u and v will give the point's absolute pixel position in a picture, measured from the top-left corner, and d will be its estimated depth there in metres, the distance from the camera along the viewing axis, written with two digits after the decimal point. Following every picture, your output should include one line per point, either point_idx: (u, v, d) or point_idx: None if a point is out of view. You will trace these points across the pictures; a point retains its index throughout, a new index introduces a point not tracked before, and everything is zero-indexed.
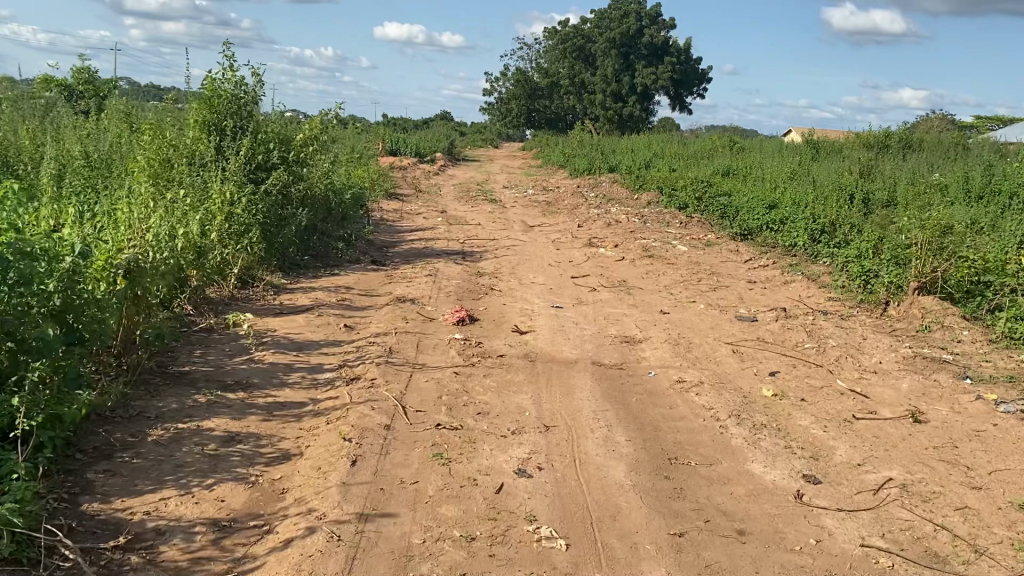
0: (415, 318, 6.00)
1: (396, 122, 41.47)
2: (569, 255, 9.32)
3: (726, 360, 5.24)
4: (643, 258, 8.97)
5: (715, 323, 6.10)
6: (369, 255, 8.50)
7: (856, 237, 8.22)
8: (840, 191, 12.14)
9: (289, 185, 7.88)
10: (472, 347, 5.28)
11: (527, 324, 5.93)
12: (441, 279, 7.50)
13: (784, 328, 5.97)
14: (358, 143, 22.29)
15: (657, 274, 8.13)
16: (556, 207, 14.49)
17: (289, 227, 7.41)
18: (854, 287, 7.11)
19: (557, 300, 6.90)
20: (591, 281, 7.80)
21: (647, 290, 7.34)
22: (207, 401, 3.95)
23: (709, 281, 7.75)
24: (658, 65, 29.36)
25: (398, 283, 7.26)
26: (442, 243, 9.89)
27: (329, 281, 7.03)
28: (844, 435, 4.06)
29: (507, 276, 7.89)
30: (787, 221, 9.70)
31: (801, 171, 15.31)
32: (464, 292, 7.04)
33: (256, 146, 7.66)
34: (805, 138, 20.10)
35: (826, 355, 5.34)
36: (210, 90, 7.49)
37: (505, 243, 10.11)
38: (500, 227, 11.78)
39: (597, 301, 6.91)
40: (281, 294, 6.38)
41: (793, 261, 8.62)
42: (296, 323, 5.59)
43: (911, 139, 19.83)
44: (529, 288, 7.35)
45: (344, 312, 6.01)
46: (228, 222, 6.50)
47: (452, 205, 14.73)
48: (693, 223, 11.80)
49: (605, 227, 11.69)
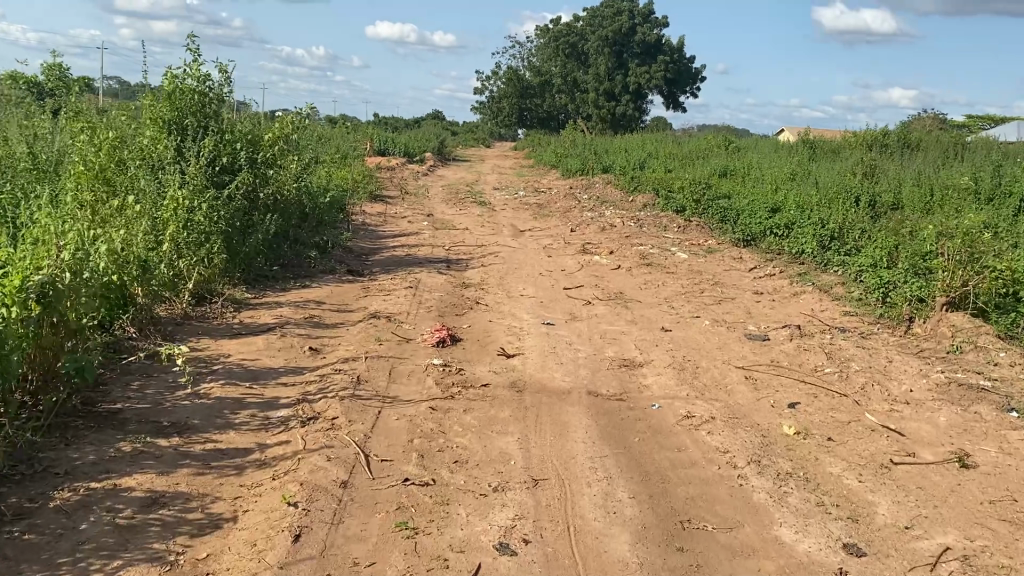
0: (390, 338, 5.39)
1: (386, 121, 40.77)
2: (561, 263, 8.72)
3: (739, 389, 4.63)
4: (641, 266, 8.39)
5: (722, 343, 5.51)
6: (346, 265, 7.88)
7: (869, 245, 7.63)
8: (844, 193, 11.57)
9: (257, 189, 7.29)
10: (452, 373, 4.66)
11: (514, 345, 5.32)
12: (423, 291, 6.89)
13: (799, 348, 5.38)
14: (345, 143, 21.67)
15: (656, 285, 7.54)
16: (547, 210, 13.91)
17: (255, 235, 6.82)
18: (872, 300, 6.52)
19: (549, 315, 6.31)
20: (586, 293, 7.19)
21: (646, 304, 6.75)
22: (133, 451, 3.34)
23: (712, 293, 7.17)
24: (651, 64, 28.79)
25: (374, 296, 6.64)
26: (427, 250, 9.27)
27: (298, 295, 6.42)
28: (884, 486, 3.46)
29: (495, 288, 7.27)
30: (793, 226, 9.13)
31: (802, 172, 14.73)
32: (446, 307, 6.43)
33: (221, 147, 7.09)
34: (802, 139, 19.56)
35: (850, 384, 4.75)
36: (171, 86, 6.95)
37: (494, 249, 9.50)
38: (488, 232, 11.18)
39: (593, 316, 6.31)
40: (241, 311, 5.77)
41: (800, 270, 8.04)
42: (254, 347, 4.97)
43: (910, 138, 19.30)
44: (519, 301, 6.75)
45: (311, 332, 5.39)
46: (186, 230, 5.91)
47: (440, 208, 14.12)
48: (692, 227, 11.22)
49: (599, 232, 11.10)
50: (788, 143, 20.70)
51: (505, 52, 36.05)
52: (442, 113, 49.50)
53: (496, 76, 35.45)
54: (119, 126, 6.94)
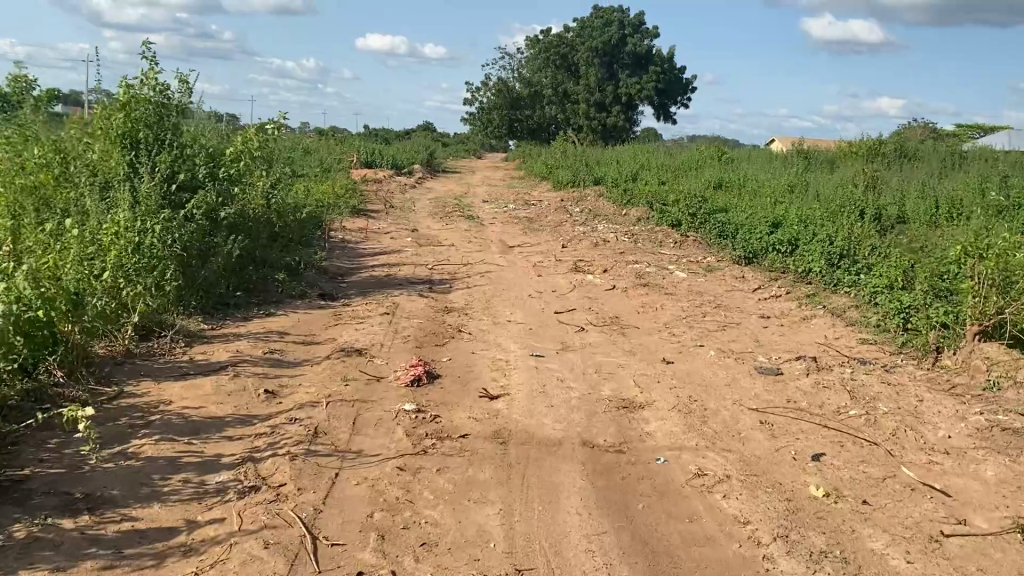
0: (358, 376, 4.79)
1: (376, 133, 40.29)
2: (551, 283, 8.14)
3: (754, 437, 4.06)
4: (637, 286, 7.82)
5: (732, 378, 4.93)
6: (318, 288, 7.29)
7: (883, 264, 7.06)
8: (847, 206, 11.05)
9: (219, 208, 6.69)
10: (426, 421, 4.06)
11: (498, 384, 4.72)
12: (400, 317, 6.30)
13: (818, 386, 4.79)
14: (331, 156, 21.12)
15: (654, 308, 6.97)
16: (538, 224, 13.35)
17: (214, 259, 6.22)
18: (891, 326, 5.95)
19: (538, 345, 5.71)
20: (579, 318, 6.60)
21: (644, 331, 6.17)
22: (28, 537, 2.75)
23: (715, 317, 6.60)
24: (641, 75, 28.36)
25: (346, 324, 6.04)
26: (408, 270, 8.67)
27: (261, 325, 5.82)
28: (937, 569, 2.89)
29: (479, 313, 6.68)
30: (797, 242, 8.58)
31: (800, 185, 14.20)
32: (425, 336, 5.82)
33: (180, 163, 6.51)
34: (797, 151, 19.10)
35: (879, 430, 4.17)
36: (126, 96, 6.32)
37: (480, 268, 8.91)
38: (475, 248, 10.61)
39: (587, 346, 5.72)
40: (193, 346, 5.17)
41: (808, 290, 7.48)
42: (201, 390, 4.37)
43: (908, 148, 18.85)
44: (505, 329, 6.15)
45: (269, 372, 4.80)
46: (135, 257, 5.31)
47: (426, 222, 13.56)
48: (688, 243, 10.67)
49: (591, 248, 10.54)
50: (783, 153, 20.25)
51: (495, 64, 35.61)
52: (432, 125, 48.97)
53: (486, 88, 34.98)
54: (67, 141, 6.33)
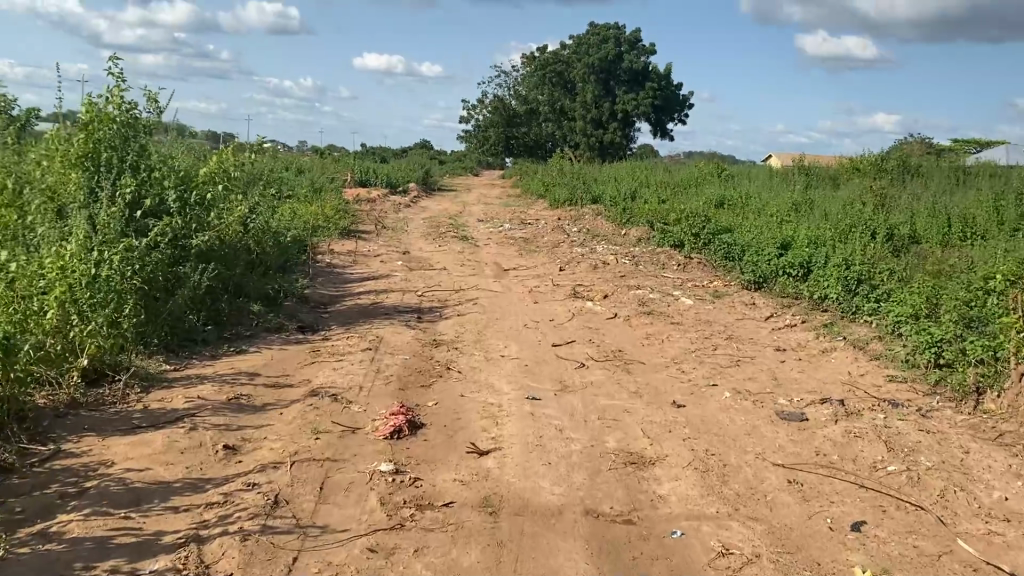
0: (332, 427, 4.26)
1: (372, 151, 39.96)
2: (549, 311, 7.63)
3: (783, 502, 3.53)
4: (641, 314, 7.31)
5: (751, 427, 4.41)
6: (297, 319, 6.77)
7: (906, 291, 6.57)
8: (857, 226, 10.57)
9: (188, 235, 6.15)
10: (403, 486, 3.53)
11: (489, 435, 4.19)
12: (384, 353, 5.77)
13: (849, 435, 4.26)
14: (324, 175, 20.66)
15: (660, 339, 6.45)
16: (535, 245, 12.87)
17: (181, 291, 5.69)
18: (921, 362, 5.43)
19: (534, 385, 5.18)
20: (578, 352, 6.07)
21: (650, 367, 5.65)
22: None
23: (727, 351, 6.08)
24: (638, 91, 27.98)
25: (324, 362, 5.51)
26: (395, 297, 8.14)
27: (229, 365, 5.29)
28: None
29: (470, 346, 6.16)
30: (810, 265, 8.08)
31: (805, 204, 13.71)
32: (410, 376, 5.29)
33: (146, 187, 5.99)
34: (799, 168, 18.68)
35: (926, 490, 3.65)
36: (87, 116, 5.81)
37: (473, 294, 8.39)
38: (469, 272, 10.10)
39: (588, 386, 5.19)
40: (150, 392, 4.62)
41: (824, 319, 6.98)
42: (149, 447, 3.82)
43: (912, 162, 18.42)
44: (498, 365, 5.61)
45: (231, 423, 4.26)
46: (86, 293, 4.78)
47: (418, 243, 13.07)
48: (692, 265, 10.17)
49: (590, 271, 10.03)
50: (783, 169, 19.83)
51: (491, 81, 35.30)
52: (430, 143, 48.66)
53: (482, 105, 34.58)
54: (22, 165, 5.81)
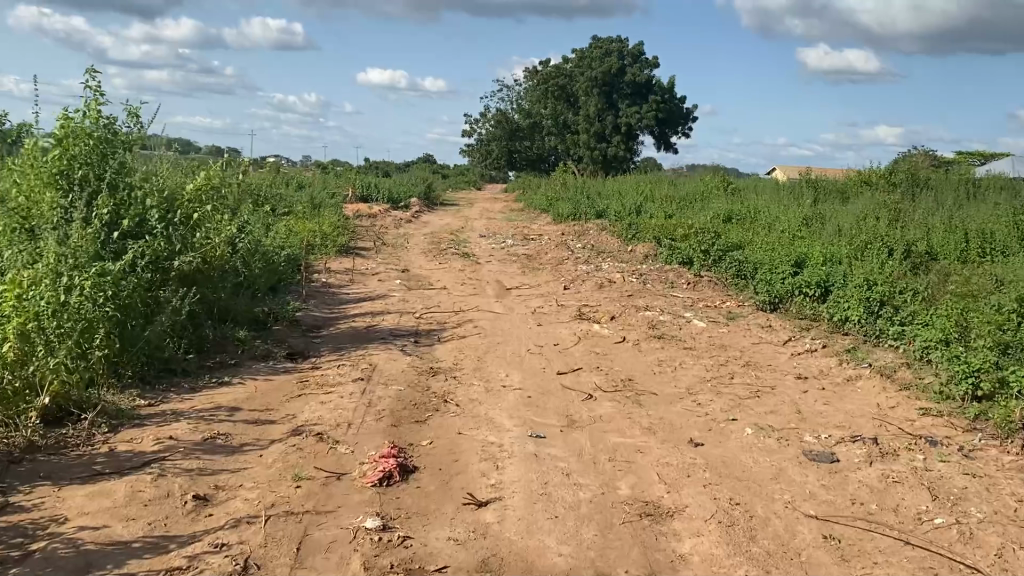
0: (316, 472, 3.86)
1: (375, 166, 39.73)
2: (553, 334, 7.22)
3: (821, 563, 3.13)
4: (651, 338, 6.90)
5: (778, 471, 4.00)
6: (286, 345, 6.38)
7: (933, 313, 6.16)
8: (871, 242, 10.18)
9: (170, 256, 5.76)
10: (391, 547, 3.13)
11: (489, 482, 3.79)
12: (377, 384, 5.37)
13: (887, 480, 3.86)
14: (323, 190, 20.32)
15: (673, 367, 6.04)
16: (538, 262, 12.47)
17: (159, 318, 5.30)
18: (956, 393, 5.02)
19: (538, 420, 4.78)
20: (585, 381, 5.67)
21: (663, 399, 5.25)
22: None
23: (745, 381, 5.67)
24: (642, 104, 27.62)
25: (312, 395, 5.11)
26: (392, 319, 7.75)
27: (209, 399, 4.90)
28: None
29: (470, 375, 5.76)
30: (827, 285, 7.68)
31: (815, 220, 13.32)
32: (403, 411, 4.89)
33: (126, 206, 5.61)
34: (806, 182, 18.28)
35: (981, 548, 3.24)
36: (61, 131, 5.42)
37: (473, 316, 8.00)
38: (470, 291, 9.71)
39: (597, 421, 4.79)
40: (118, 433, 4.22)
41: (846, 344, 6.57)
42: (109, 499, 3.42)
43: (922, 175, 18.01)
44: (499, 397, 5.21)
45: (204, 468, 3.86)
46: (50, 323, 4.40)
47: (418, 261, 12.69)
48: (702, 283, 9.77)
49: (596, 290, 9.64)
50: (790, 182, 19.43)
51: (493, 95, 35.03)
52: (432, 157, 48.41)
53: (484, 119, 34.30)
54: None
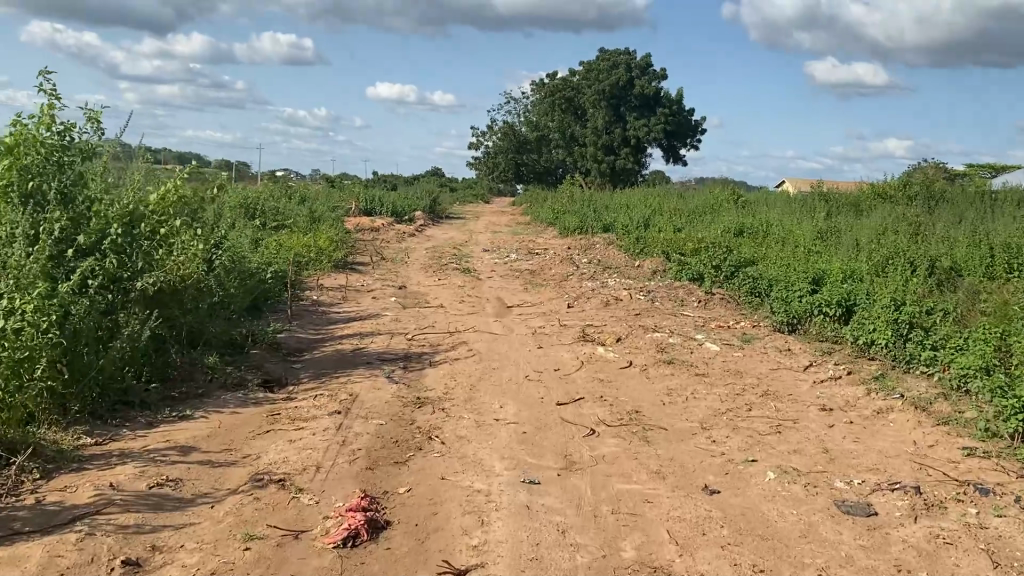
0: (271, 530, 3.34)
1: (382, 179, 39.45)
2: (555, 358, 6.69)
3: None
4: (660, 362, 6.36)
5: (808, 528, 3.46)
6: (262, 372, 5.87)
7: (971, 337, 5.60)
8: (892, 259, 9.62)
9: (131, 275, 5.28)
10: None
11: (471, 543, 3.28)
12: (355, 417, 4.84)
13: (937, 542, 3.31)
14: (325, 204, 19.89)
15: (684, 397, 5.50)
16: (542, 277, 11.95)
17: (116, 343, 4.79)
18: (1004, 431, 4.46)
19: (532, 461, 4.24)
20: (587, 413, 5.12)
21: (674, 436, 4.70)
22: None
23: (765, 414, 5.12)
24: (650, 116, 27.11)
25: (282, 431, 4.59)
26: (382, 341, 7.22)
27: (164, 438, 4.38)
28: None
29: (460, 406, 5.23)
30: (849, 305, 7.13)
31: (829, 235, 12.75)
32: (382, 450, 4.36)
33: (82, 221, 5.12)
34: (819, 195, 17.73)
35: None
36: (10, 139, 4.92)
37: (469, 338, 7.47)
38: (468, 310, 9.18)
39: (599, 463, 4.25)
40: (51, 480, 3.71)
41: (873, 370, 6.01)
42: (20, 568, 2.90)
43: (940, 187, 17.38)
44: (490, 433, 4.67)
45: (142, 524, 3.34)
46: None
47: (418, 276, 12.19)
48: (713, 301, 9.22)
49: (601, 309, 9.10)
50: (803, 195, 18.85)
51: (500, 107, 34.68)
52: (439, 170, 48.07)
53: (490, 132, 33.88)
54: None
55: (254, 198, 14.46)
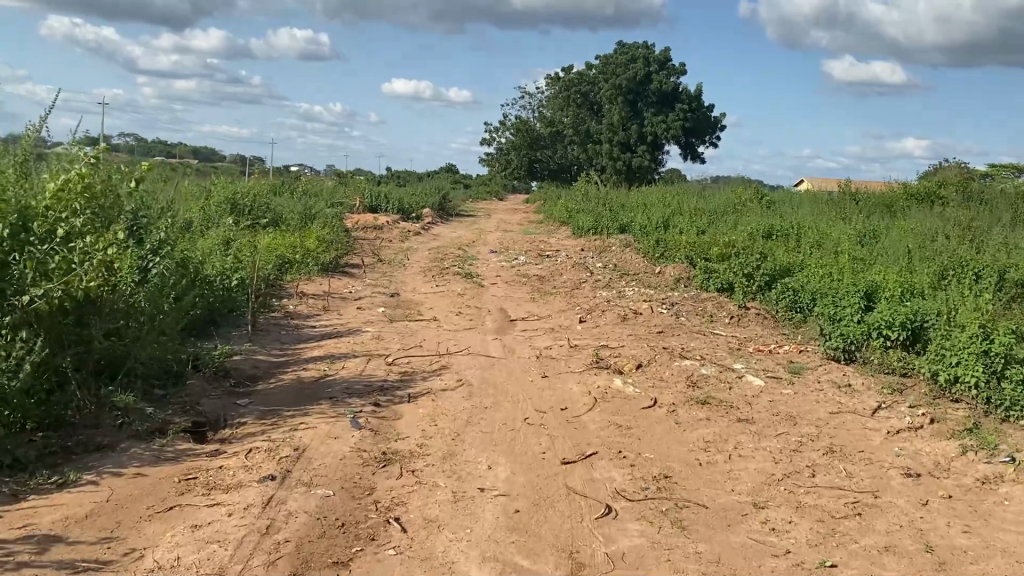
0: None
1: (395, 175, 38.48)
2: (562, 391, 5.48)
3: None
4: (692, 401, 5.14)
5: None
6: (191, 413, 4.69)
7: None
8: (951, 270, 8.35)
9: (17, 291, 4.03)
10: None
11: None
12: (293, 486, 3.65)
13: None
14: (326, 199, 18.79)
15: (726, 453, 4.28)
16: (552, 284, 10.76)
17: None
18: None
19: (526, 564, 3.05)
20: (600, 480, 3.91)
21: (719, 519, 3.49)
22: None
23: (834, 485, 3.89)
24: (669, 112, 25.80)
25: (190, 509, 3.40)
26: (355, 366, 6.02)
27: (21, 521, 3.20)
28: None
29: (437, 466, 4.04)
30: (918, 328, 5.89)
31: (869, 240, 11.47)
32: (319, 542, 3.17)
33: None
34: (852, 195, 16.39)
35: None
36: None
37: (462, 362, 6.27)
38: (465, 324, 8.00)
39: (618, 567, 3.05)
40: None
41: (963, 419, 4.76)
42: None
43: (984, 187, 15.96)
44: (471, 513, 3.47)
45: None
46: None
47: (415, 281, 11.04)
48: (747, 316, 7.99)
49: (618, 325, 7.88)
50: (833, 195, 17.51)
51: (515, 102, 33.55)
52: (454, 166, 47.08)
53: (503, 126, 32.66)
54: None
55: (244, 193, 13.36)
